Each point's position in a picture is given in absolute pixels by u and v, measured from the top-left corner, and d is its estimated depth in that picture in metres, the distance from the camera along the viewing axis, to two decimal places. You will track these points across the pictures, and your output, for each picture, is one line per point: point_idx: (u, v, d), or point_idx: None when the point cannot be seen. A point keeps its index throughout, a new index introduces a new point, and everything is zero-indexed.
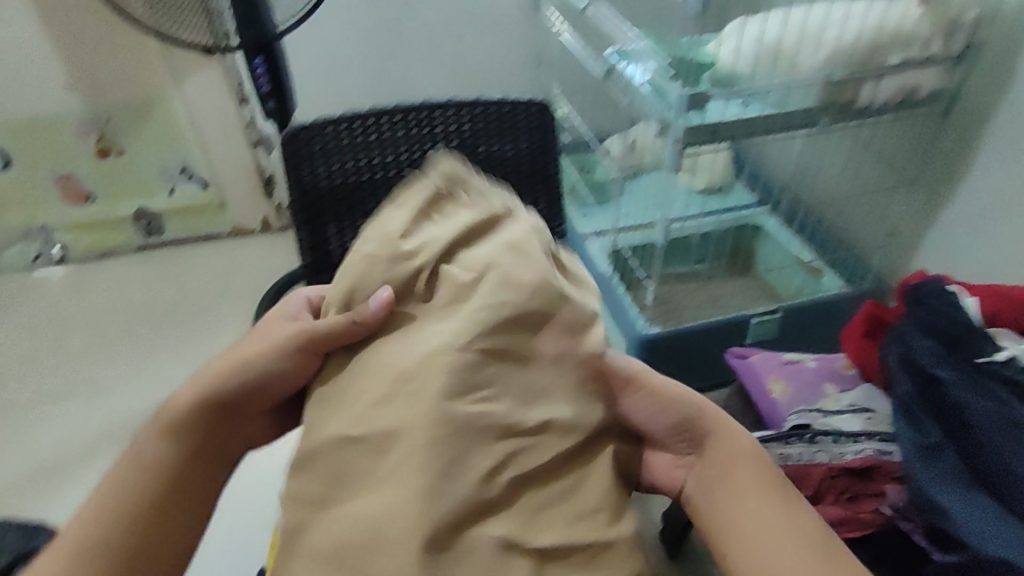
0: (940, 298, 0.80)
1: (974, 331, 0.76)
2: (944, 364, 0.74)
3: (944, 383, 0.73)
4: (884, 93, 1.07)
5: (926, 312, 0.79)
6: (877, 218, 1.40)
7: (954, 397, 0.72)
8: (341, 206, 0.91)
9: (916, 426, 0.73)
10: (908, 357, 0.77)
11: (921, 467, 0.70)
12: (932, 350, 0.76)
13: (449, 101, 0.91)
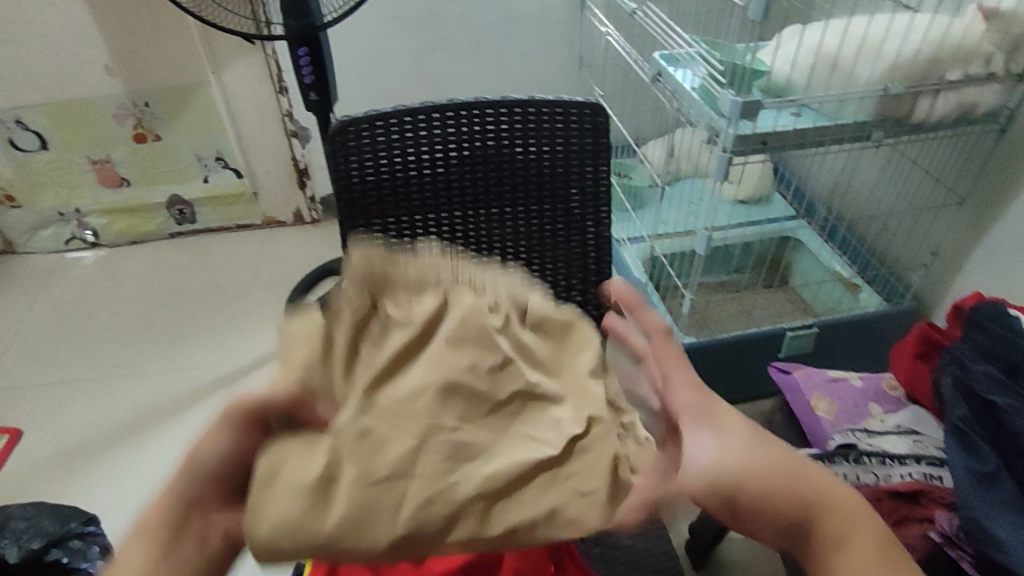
0: (1000, 321, 0.76)
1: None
2: (1002, 391, 0.71)
3: (1004, 411, 0.70)
4: (941, 109, 1.05)
5: (985, 337, 0.75)
6: (921, 235, 1.38)
7: (1013, 424, 0.69)
8: (387, 202, 0.91)
9: (971, 452, 0.71)
10: (963, 381, 0.75)
11: (976, 495, 0.68)
12: (989, 376, 0.73)
13: (502, 100, 0.90)
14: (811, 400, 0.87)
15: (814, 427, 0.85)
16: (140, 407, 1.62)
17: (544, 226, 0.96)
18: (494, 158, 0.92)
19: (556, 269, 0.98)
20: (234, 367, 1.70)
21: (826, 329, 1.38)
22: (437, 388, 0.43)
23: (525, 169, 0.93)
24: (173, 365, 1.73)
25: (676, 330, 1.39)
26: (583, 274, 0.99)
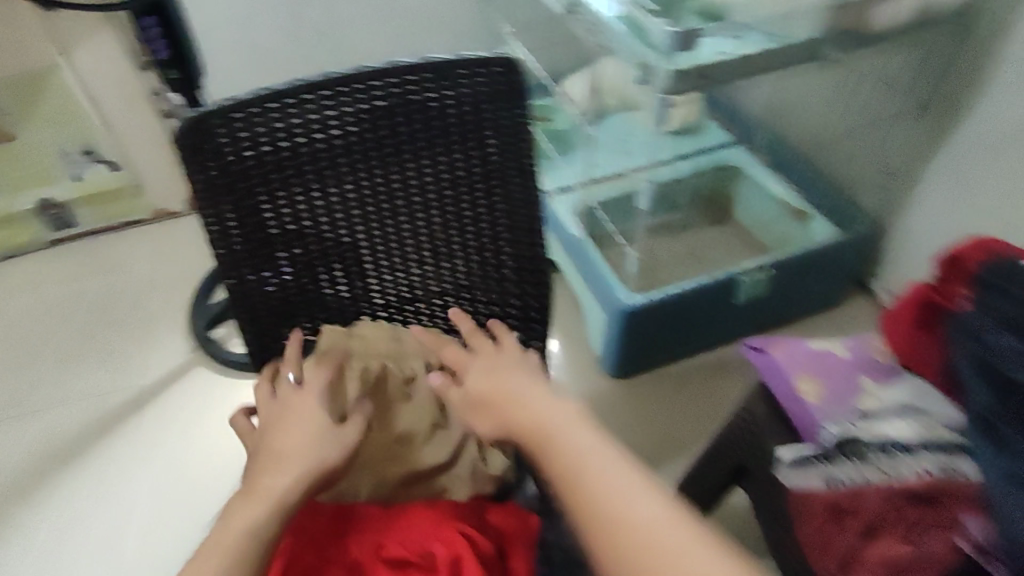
0: (1014, 277, 0.60)
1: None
2: None
3: None
4: (894, 14, 0.93)
5: (1003, 299, 0.59)
6: (872, 152, 1.29)
7: None
8: (269, 220, 0.71)
9: (1000, 446, 0.54)
10: (981, 357, 0.58)
11: (1006, 496, 0.50)
12: (1016, 349, 0.56)
13: (389, 67, 0.68)
14: (794, 383, 0.73)
15: (803, 416, 0.70)
16: (44, 452, 1.37)
17: (463, 218, 0.77)
18: (392, 144, 0.71)
19: (486, 268, 0.81)
20: (140, 389, 1.47)
21: (781, 268, 1.28)
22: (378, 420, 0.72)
23: (430, 151, 0.72)
24: (73, 396, 1.46)
25: (623, 287, 1.26)
26: (516, 261, 0.80)
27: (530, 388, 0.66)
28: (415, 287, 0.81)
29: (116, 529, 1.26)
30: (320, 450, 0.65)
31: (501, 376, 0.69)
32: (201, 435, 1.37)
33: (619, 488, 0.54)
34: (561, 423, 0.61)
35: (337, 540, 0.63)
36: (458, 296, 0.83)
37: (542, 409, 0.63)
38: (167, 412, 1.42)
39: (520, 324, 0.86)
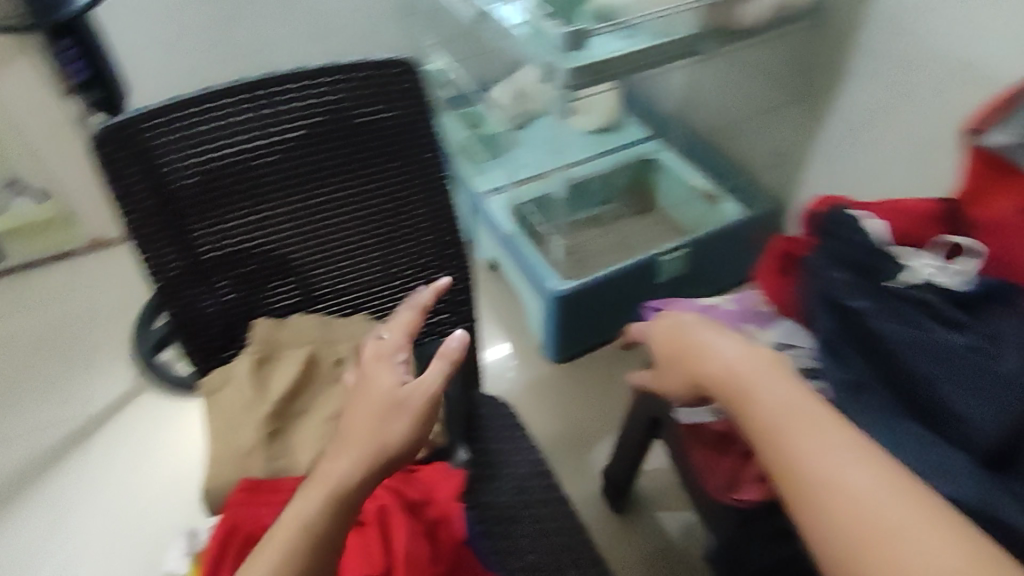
0: (844, 225, 0.72)
1: (877, 250, 0.69)
2: (859, 295, 0.66)
3: (861, 313, 0.65)
4: (761, 12, 1.05)
5: (835, 243, 0.71)
6: (765, 136, 1.42)
7: (874, 326, 0.63)
8: (199, 219, 0.76)
9: (841, 363, 0.65)
10: (821, 290, 0.69)
11: (848, 403, 0.62)
12: (844, 282, 0.68)
13: (297, 72, 0.76)
14: None
15: None
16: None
17: (382, 207, 0.84)
18: (309, 143, 0.78)
19: (408, 253, 0.88)
20: (82, 422, 1.43)
21: (696, 246, 1.38)
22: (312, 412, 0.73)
23: (345, 147, 0.79)
24: (11, 432, 1.43)
25: (552, 276, 1.33)
26: (435, 245, 0.88)
27: (722, 350, 0.59)
28: (344, 276, 0.87)
29: (72, 562, 1.26)
30: (383, 427, 0.61)
31: (698, 340, 0.62)
32: (151, 458, 1.37)
33: (824, 460, 0.46)
34: (773, 386, 0.53)
35: (270, 500, 0.67)
36: (386, 281, 0.89)
37: (744, 369, 0.56)
38: (114, 441, 1.41)
39: (446, 306, 0.93)
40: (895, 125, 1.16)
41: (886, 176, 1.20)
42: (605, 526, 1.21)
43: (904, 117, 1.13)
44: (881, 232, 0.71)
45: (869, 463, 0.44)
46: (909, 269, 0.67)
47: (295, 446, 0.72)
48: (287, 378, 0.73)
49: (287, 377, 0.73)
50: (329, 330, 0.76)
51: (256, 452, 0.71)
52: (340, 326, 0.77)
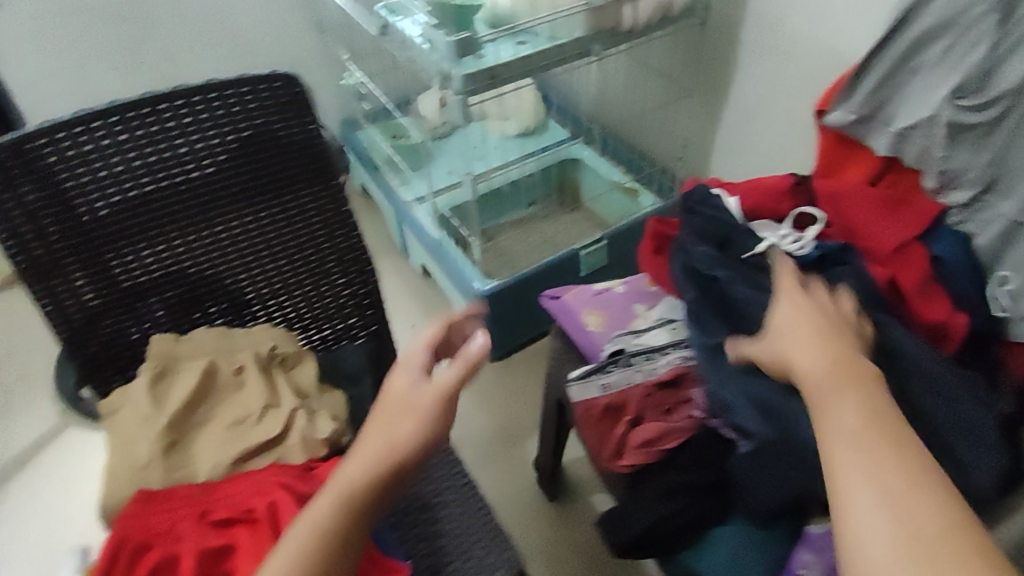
0: (708, 203, 0.82)
1: (738, 228, 0.78)
2: (720, 265, 0.74)
3: (723, 281, 0.73)
4: (640, 13, 1.12)
5: (700, 220, 0.80)
6: (669, 130, 1.50)
7: (732, 293, 0.72)
8: (94, 232, 0.78)
9: (702, 328, 0.73)
10: (689, 265, 0.76)
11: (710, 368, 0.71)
12: (708, 255, 0.76)
13: (181, 90, 0.79)
14: (581, 317, 0.88)
15: (588, 343, 0.86)
16: None
17: (278, 218, 0.87)
18: (203, 156, 0.81)
19: (310, 259, 0.91)
20: None
21: (613, 240, 1.41)
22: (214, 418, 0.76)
23: (237, 158, 0.83)
24: None
25: (478, 275, 1.37)
26: (337, 253, 0.92)
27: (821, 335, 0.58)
28: (250, 287, 0.90)
29: None
30: (404, 438, 0.63)
31: (798, 316, 0.60)
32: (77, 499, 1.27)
33: (870, 470, 0.47)
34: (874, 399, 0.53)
35: (168, 508, 0.67)
36: (290, 291, 0.92)
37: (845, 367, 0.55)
38: (31, 484, 1.28)
39: (353, 309, 0.97)
40: (779, 115, 1.22)
41: (778, 161, 1.27)
42: (539, 517, 1.24)
43: (786, 104, 1.20)
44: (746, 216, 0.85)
45: (922, 485, 0.46)
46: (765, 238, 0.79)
47: (196, 454, 0.74)
48: (185, 386, 0.76)
49: (185, 386, 0.76)
50: (228, 339, 0.82)
51: (152, 466, 0.72)
52: (239, 337, 0.83)
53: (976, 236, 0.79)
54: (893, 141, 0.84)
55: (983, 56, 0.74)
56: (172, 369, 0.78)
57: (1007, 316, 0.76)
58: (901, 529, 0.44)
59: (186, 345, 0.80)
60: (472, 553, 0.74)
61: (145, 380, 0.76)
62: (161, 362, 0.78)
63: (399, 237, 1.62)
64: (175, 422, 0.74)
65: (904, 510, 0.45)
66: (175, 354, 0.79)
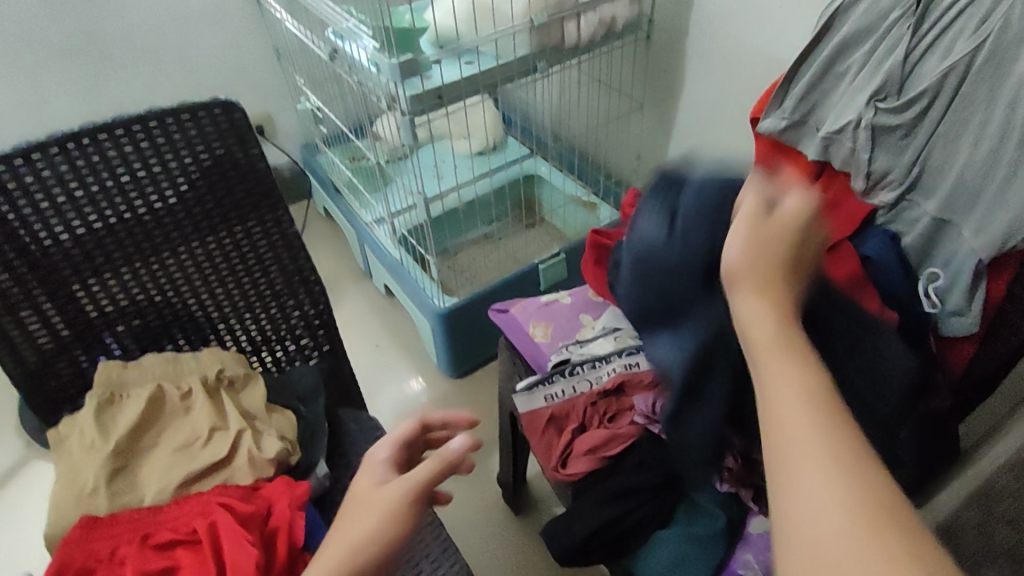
0: None
1: None
2: None
3: None
4: (584, 30, 1.14)
5: None
6: (624, 143, 1.53)
7: None
8: (38, 262, 0.78)
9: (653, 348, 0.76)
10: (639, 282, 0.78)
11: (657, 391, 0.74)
12: None
13: (121, 118, 0.79)
14: (528, 329, 0.89)
15: (535, 356, 0.87)
16: None
17: (223, 243, 0.87)
18: (146, 184, 0.81)
19: (258, 283, 0.91)
20: None
21: (571, 254, 1.44)
22: (159, 443, 0.76)
23: (178, 185, 0.83)
24: None
25: (437, 294, 1.38)
26: (286, 277, 0.92)
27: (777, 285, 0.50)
28: (199, 311, 0.90)
29: None
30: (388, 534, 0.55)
31: (762, 244, 0.52)
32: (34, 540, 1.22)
33: (824, 445, 0.41)
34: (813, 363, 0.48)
35: (111, 533, 0.67)
36: (240, 315, 0.92)
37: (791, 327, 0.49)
38: None
39: (305, 332, 0.97)
40: (725, 125, 1.25)
41: None
42: (506, 530, 1.24)
43: (730, 114, 1.23)
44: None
45: (863, 454, 0.41)
46: None
47: (142, 480, 0.74)
48: (131, 413, 0.76)
49: (132, 412, 0.76)
50: (177, 363, 0.81)
51: (97, 493, 0.71)
52: (188, 361, 0.81)
53: (903, 236, 0.82)
54: (820, 144, 0.86)
55: (900, 60, 0.77)
56: (118, 396, 0.77)
57: (934, 312, 0.79)
58: (862, 508, 0.39)
59: (132, 370, 0.79)
60: (423, 565, 0.72)
61: (90, 408, 0.75)
62: (107, 388, 0.77)
63: (362, 258, 1.63)
64: (121, 448, 0.74)
65: (864, 484, 0.40)
66: (123, 379, 0.78)
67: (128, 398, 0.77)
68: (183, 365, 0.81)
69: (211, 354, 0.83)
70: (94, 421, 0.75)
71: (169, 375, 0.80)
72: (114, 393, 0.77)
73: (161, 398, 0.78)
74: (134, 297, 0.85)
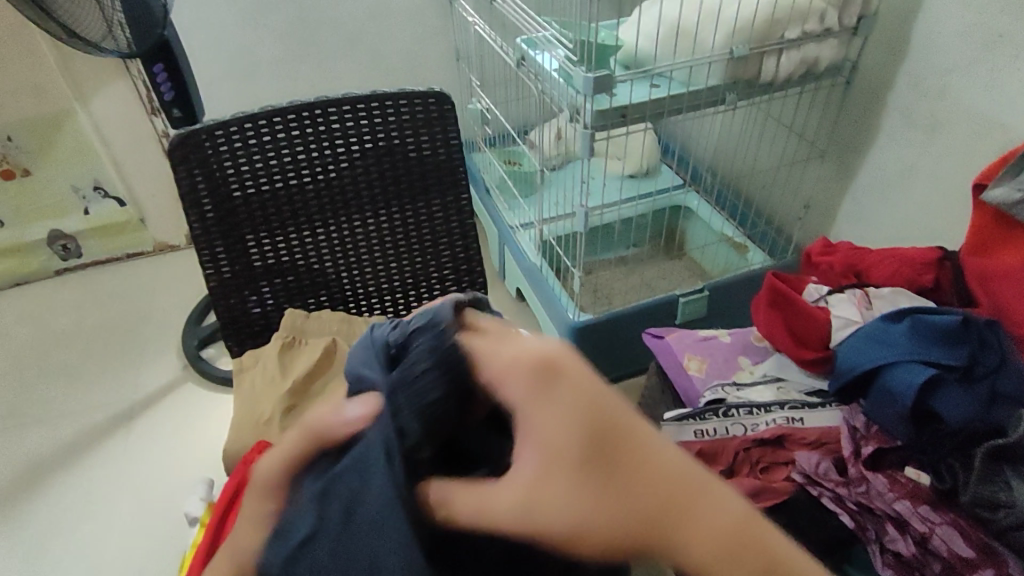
0: (918, 320, 0.77)
1: (956, 362, 0.72)
2: (941, 395, 0.71)
3: (950, 415, 0.70)
4: (785, 67, 1.11)
5: (908, 340, 0.76)
6: (792, 192, 1.44)
7: (954, 426, 0.70)
8: (240, 212, 0.85)
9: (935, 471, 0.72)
10: (893, 392, 0.74)
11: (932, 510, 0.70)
12: (924, 379, 0.72)
13: (342, 97, 0.86)
14: (684, 360, 0.95)
15: (687, 387, 0.93)
16: (24, 470, 1.33)
17: (407, 222, 0.93)
18: (344, 158, 0.87)
19: (428, 263, 0.96)
20: (119, 413, 1.42)
21: (716, 292, 1.37)
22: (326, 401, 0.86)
23: (379, 163, 0.89)
24: (44, 418, 1.42)
25: (573, 308, 1.35)
26: (454, 261, 0.97)
27: (574, 482, 0.35)
28: (368, 282, 0.95)
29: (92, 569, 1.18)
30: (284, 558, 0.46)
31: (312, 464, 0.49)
32: (175, 464, 1.33)
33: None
34: (656, 487, 0.35)
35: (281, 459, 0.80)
36: (406, 291, 0.97)
37: (625, 475, 0.35)
38: (145, 440, 1.37)
39: None
40: (921, 183, 1.16)
41: (907, 231, 1.21)
42: None
43: (923, 176, 1.15)
44: (864, 291, 0.88)
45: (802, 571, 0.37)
46: (994, 365, 0.73)
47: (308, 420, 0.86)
48: (310, 359, 0.87)
49: (308, 362, 0.87)
50: (350, 323, 0.90)
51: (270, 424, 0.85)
52: (361, 324, 0.91)
53: None
54: None
55: None
56: (301, 342, 0.88)
57: None
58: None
59: (315, 322, 0.90)
60: None
61: (278, 347, 0.88)
62: (292, 332, 0.88)
63: (499, 258, 1.66)
64: (296, 389, 0.86)
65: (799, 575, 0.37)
66: (306, 326, 0.89)
67: (307, 347, 0.88)
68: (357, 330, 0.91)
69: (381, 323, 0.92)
70: (281, 360, 0.87)
71: (344, 333, 0.90)
72: (297, 337, 0.88)
73: (332, 359, 0.88)
74: (320, 260, 0.91)
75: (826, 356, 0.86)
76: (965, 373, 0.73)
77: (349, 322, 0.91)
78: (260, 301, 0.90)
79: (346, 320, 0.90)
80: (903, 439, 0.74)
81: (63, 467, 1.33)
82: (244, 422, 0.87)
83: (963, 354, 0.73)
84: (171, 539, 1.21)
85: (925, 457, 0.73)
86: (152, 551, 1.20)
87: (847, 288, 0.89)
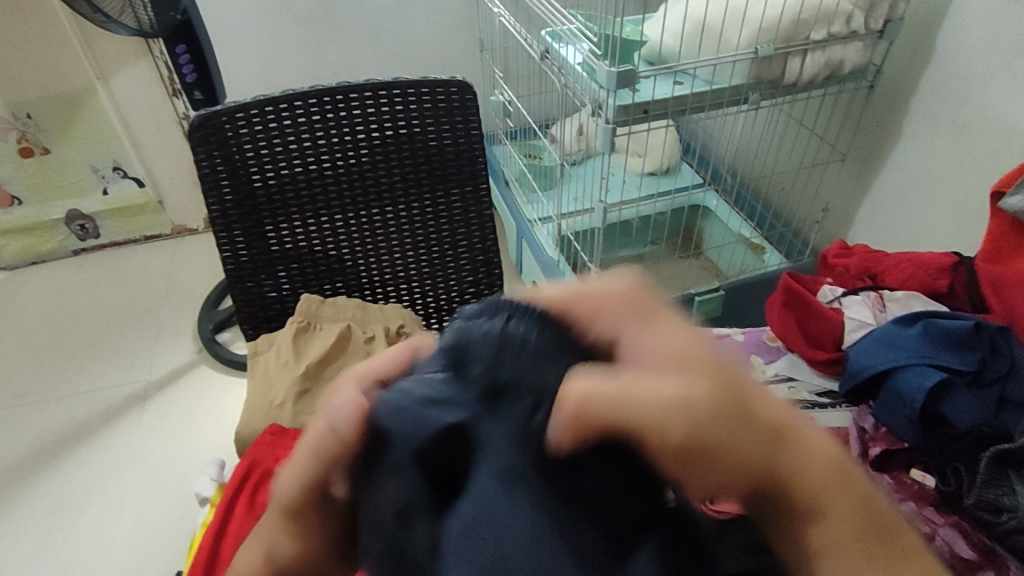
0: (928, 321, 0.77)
1: (968, 365, 0.73)
2: (952, 400, 0.72)
3: (961, 418, 0.70)
4: (808, 68, 1.10)
5: (919, 341, 0.76)
6: (811, 195, 1.44)
7: (964, 429, 0.70)
8: (259, 198, 0.85)
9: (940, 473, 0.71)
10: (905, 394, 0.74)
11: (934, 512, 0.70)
12: (936, 382, 0.72)
13: (364, 83, 0.86)
14: None
15: None
16: (40, 445, 1.35)
17: (425, 210, 0.93)
18: (365, 144, 0.88)
19: (444, 252, 0.96)
20: (134, 392, 1.44)
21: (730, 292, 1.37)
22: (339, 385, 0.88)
23: (398, 151, 0.89)
24: (61, 395, 1.44)
25: None
26: (471, 251, 0.97)
27: (715, 383, 0.38)
28: (385, 270, 0.96)
29: (105, 543, 1.20)
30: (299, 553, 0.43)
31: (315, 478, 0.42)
32: (189, 443, 1.34)
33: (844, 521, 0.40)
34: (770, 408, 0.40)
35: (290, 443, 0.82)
36: (421, 280, 0.98)
37: (754, 390, 0.40)
38: (160, 419, 1.39)
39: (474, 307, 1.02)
40: (941, 192, 1.15)
41: (927, 238, 1.20)
42: None
43: (944, 183, 1.14)
44: (878, 294, 0.88)
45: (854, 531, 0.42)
46: (1000, 372, 0.73)
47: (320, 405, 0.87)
48: (322, 344, 0.87)
49: (321, 347, 0.88)
50: (365, 311, 0.90)
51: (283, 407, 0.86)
52: (375, 311, 0.92)
53: None
54: None
55: None
56: (314, 326, 0.89)
57: None
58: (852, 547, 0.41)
59: (329, 309, 0.90)
60: None
61: (291, 330, 0.88)
62: (305, 317, 0.89)
63: (517, 253, 1.67)
64: (309, 374, 0.87)
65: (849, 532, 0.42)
66: (319, 311, 0.89)
67: (321, 332, 0.89)
68: (370, 316, 0.92)
69: (393, 312, 0.93)
70: (293, 344, 0.88)
71: (357, 319, 0.91)
72: (310, 320, 0.89)
73: (345, 343, 0.89)
74: (337, 246, 0.92)
75: (838, 357, 0.86)
76: (975, 378, 0.73)
77: (362, 309, 0.92)
78: (276, 286, 0.91)
79: (360, 307, 0.91)
80: (911, 441, 0.75)
81: (78, 444, 1.35)
82: (257, 404, 0.88)
83: (974, 360, 0.73)
84: (182, 517, 1.23)
85: (931, 459, 0.73)
86: (164, 528, 1.22)
87: (863, 292, 0.89)
